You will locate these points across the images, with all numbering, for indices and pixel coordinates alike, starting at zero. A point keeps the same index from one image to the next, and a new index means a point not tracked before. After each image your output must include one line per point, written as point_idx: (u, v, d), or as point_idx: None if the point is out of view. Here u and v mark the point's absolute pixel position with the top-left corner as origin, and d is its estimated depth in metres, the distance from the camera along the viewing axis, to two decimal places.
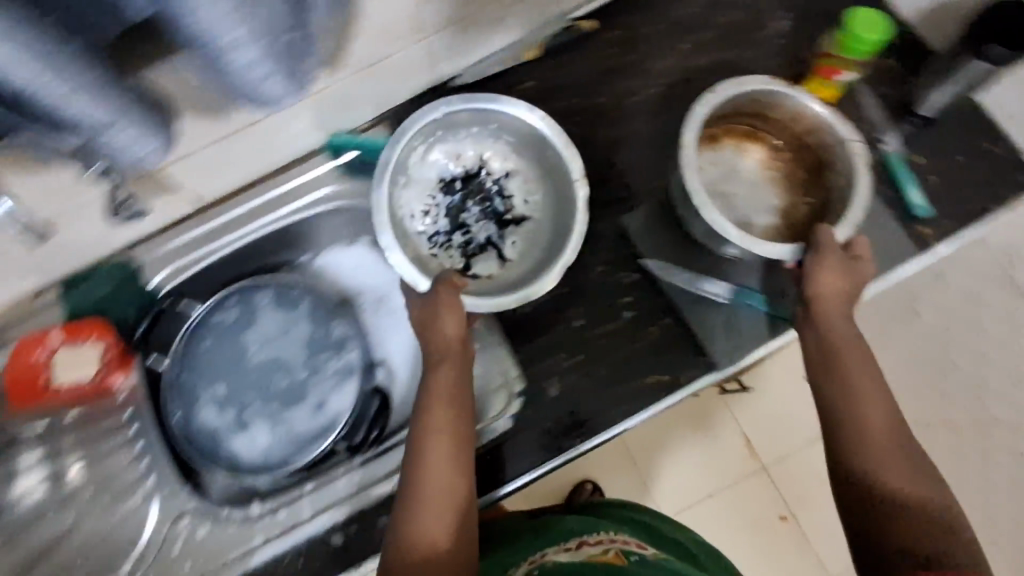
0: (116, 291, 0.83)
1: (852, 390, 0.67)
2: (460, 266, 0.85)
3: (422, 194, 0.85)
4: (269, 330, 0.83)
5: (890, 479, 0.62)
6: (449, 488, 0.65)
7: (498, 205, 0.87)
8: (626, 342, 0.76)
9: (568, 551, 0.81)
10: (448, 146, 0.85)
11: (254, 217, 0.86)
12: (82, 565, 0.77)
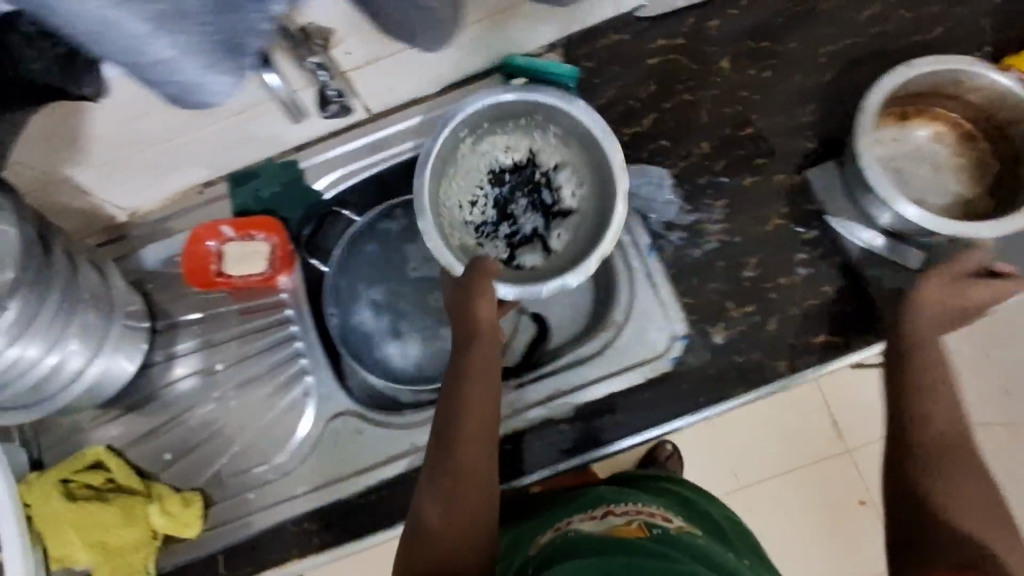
0: (285, 194, 0.84)
1: (935, 376, 0.60)
2: (503, 258, 0.79)
3: (468, 184, 0.81)
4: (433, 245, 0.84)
5: (976, 489, 0.53)
6: (473, 470, 0.62)
7: (548, 197, 0.81)
8: (799, 298, 0.75)
9: (592, 521, 0.60)
10: (499, 137, 0.80)
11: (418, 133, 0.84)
12: (237, 451, 0.80)
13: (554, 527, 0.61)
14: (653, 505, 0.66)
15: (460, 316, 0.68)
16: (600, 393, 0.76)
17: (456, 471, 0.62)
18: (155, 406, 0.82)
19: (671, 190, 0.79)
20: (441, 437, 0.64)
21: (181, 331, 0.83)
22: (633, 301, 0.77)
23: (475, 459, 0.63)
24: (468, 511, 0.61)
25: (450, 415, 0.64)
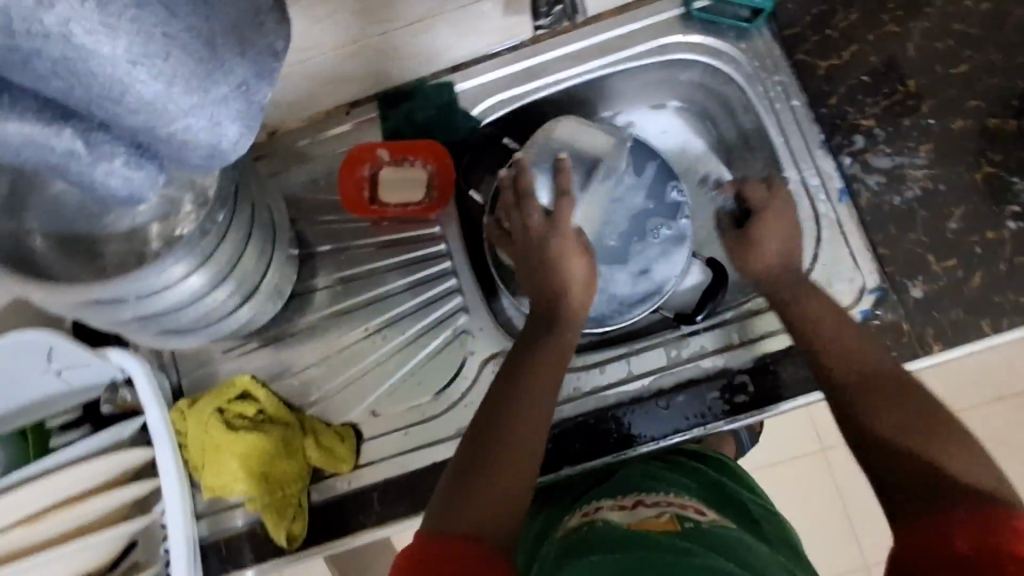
0: (441, 117, 0.79)
1: (831, 352, 0.64)
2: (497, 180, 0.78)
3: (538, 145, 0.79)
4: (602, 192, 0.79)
5: (891, 422, 0.58)
6: (512, 472, 0.58)
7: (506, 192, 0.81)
8: (1008, 254, 0.69)
9: (622, 511, 0.63)
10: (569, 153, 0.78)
11: (589, 57, 0.78)
12: (387, 389, 0.77)
13: (582, 513, 0.66)
14: (612, 488, 0.68)
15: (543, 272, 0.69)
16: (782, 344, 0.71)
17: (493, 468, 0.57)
18: (301, 336, 0.78)
19: (871, 129, 0.73)
20: (479, 438, 0.60)
21: (328, 259, 0.79)
22: (819, 248, 0.73)
23: (519, 462, 0.59)
24: (499, 506, 0.55)
25: (501, 408, 0.62)
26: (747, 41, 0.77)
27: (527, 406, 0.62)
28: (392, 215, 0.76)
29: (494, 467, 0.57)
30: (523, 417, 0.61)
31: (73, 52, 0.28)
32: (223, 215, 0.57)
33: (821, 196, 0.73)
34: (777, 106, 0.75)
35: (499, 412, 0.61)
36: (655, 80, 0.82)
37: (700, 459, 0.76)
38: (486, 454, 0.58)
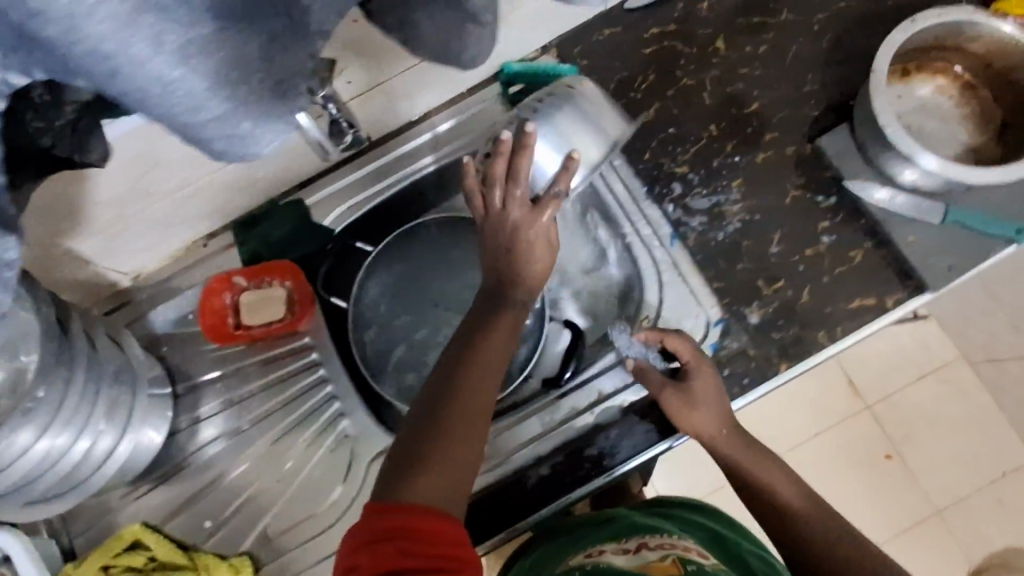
0: (295, 234, 0.82)
1: (766, 487, 0.67)
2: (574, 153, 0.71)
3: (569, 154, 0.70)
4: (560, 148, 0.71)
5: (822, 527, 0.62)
6: (465, 451, 0.53)
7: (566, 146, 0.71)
8: (828, 267, 0.74)
9: (625, 555, 0.69)
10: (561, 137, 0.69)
11: (425, 151, 0.83)
12: (282, 506, 0.77)
13: (590, 554, 0.72)
14: (618, 532, 0.75)
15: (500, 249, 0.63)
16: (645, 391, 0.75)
17: (453, 435, 0.53)
18: (190, 472, 0.78)
19: (688, 175, 0.79)
20: (441, 398, 0.55)
21: (206, 391, 0.80)
22: (664, 290, 0.77)
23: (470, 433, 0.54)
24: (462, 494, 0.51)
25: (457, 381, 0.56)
26: None
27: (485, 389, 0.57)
28: (260, 333, 0.78)
29: (454, 446, 0.52)
30: (480, 394, 0.56)
31: None
32: (42, 390, 0.57)
33: (655, 243, 0.78)
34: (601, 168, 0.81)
35: (457, 389, 0.56)
36: None
37: (676, 519, 0.79)
38: (440, 428, 0.53)
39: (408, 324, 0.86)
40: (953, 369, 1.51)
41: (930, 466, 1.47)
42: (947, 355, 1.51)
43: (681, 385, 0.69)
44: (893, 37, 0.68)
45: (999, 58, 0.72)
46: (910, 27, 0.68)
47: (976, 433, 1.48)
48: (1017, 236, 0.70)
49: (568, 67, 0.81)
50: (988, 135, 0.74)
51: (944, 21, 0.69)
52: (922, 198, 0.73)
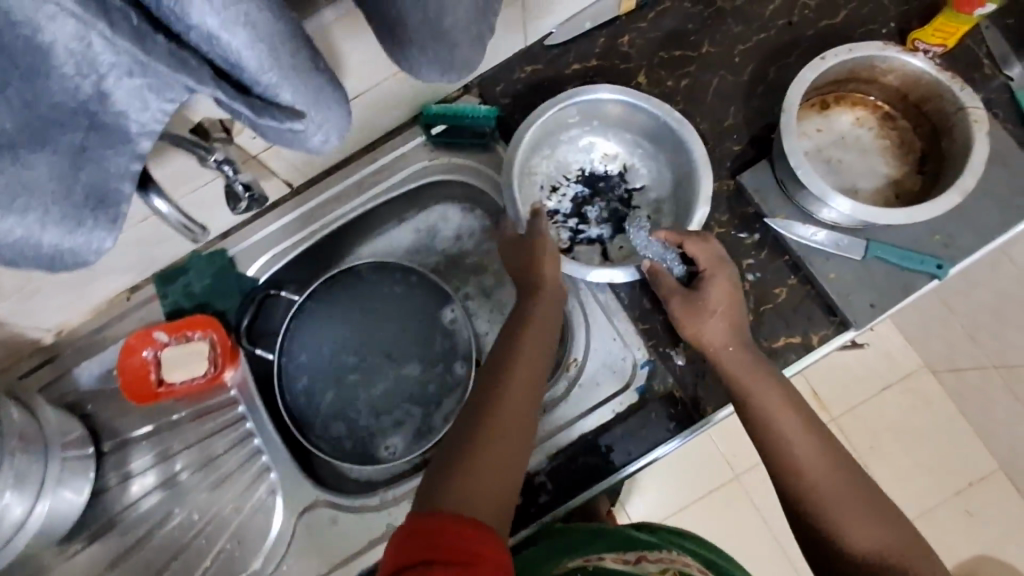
0: (219, 285, 0.81)
1: (778, 434, 0.59)
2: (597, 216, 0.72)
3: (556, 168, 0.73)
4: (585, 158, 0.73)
5: (834, 488, 0.56)
6: (499, 464, 0.53)
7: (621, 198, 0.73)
8: (753, 304, 0.74)
9: (624, 562, 0.61)
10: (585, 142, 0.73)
11: (350, 195, 0.83)
12: (211, 564, 0.76)
13: (583, 558, 0.63)
14: (614, 544, 0.66)
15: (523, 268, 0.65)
16: (572, 437, 0.73)
17: (488, 440, 0.53)
18: (116, 532, 0.77)
19: None
20: (478, 407, 0.56)
21: (133, 447, 0.79)
22: (591, 333, 0.77)
23: (506, 446, 0.54)
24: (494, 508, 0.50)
25: (490, 392, 0.57)
26: (490, 154, 0.82)
27: (518, 393, 0.57)
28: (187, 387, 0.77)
29: (493, 464, 0.52)
30: (513, 400, 0.56)
31: None
32: None
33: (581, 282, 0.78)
34: None
35: (488, 395, 0.57)
36: (425, 199, 0.86)
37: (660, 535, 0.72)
38: (473, 437, 0.54)
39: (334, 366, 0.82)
40: (920, 379, 1.46)
41: (900, 476, 1.42)
42: (911, 364, 1.47)
43: (691, 296, 0.64)
44: (801, 76, 0.68)
45: (913, 91, 0.71)
46: (820, 63, 0.68)
47: (943, 443, 1.43)
48: (938, 271, 0.70)
49: (488, 109, 0.80)
50: (907, 168, 0.73)
51: (852, 56, 0.69)
52: (843, 233, 0.73)
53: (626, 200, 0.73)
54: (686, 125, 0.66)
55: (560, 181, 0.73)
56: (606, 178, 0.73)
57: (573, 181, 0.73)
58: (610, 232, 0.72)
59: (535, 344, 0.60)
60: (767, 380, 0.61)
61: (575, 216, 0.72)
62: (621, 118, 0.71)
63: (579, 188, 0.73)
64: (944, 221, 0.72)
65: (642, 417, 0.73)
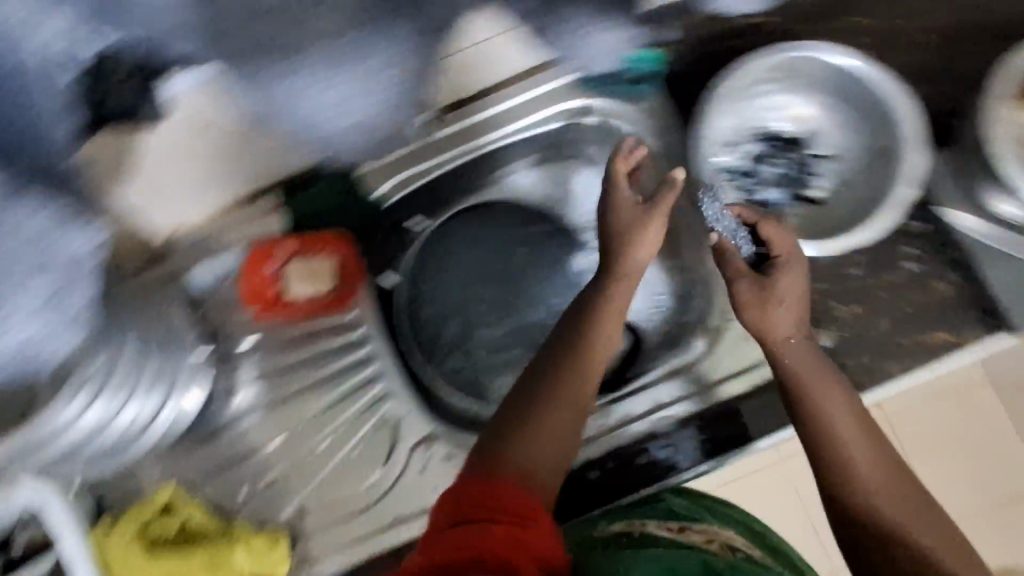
0: (346, 204, 0.77)
1: (832, 441, 0.58)
2: (769, 178, 0.73)
3: (736, 123, 0.72)
4: (764, 117, 0.73)
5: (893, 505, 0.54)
6: (547, 449, 0.58)
7: (799, 166, 0.73)
8: (907, 295, 0.71)
9: (669, 530, 0.61)
10: (772, 100, 0.72)
11: (490, 127, 0.78)
12: (318, 484, 0.76)
13: (626, 525, 0.63)
14: (660, 511, 0.66)
15: (619, 233, 0.65)
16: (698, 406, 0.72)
17: (529, 432, 0.58)
18: (222, 441, 0.76)
19: (772, 180, 0.73)
20: (548, 390, 0.60)
21: (243, 359, 0.77)
22: (731, 302, 0.74)
23: (562, 424, 0.59)
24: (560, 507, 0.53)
25: (554, 371, 0.61)
26: (643, 103, 0.78)
27: (570, 376, 0.60)
28: (303, 310, 0.77)
29: (479, 469, 0.55)
30: (567, 385, 0.60)
31: None
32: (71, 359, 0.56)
33: None
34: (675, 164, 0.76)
35: (535, 403, 0.59)
36: (565, 140, 0.81)
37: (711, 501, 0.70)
38: (507, 428, 0.58)
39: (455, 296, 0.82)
40: None
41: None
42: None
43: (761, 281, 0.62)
44: (1016, 59, 0.64)
45: None
46: None
47: None
48: None
49: (656, 53, 0.76)
50: None
51: None
52: None
53: (803, 167, 0.73)
54: (900, 97, 0.64)
55: (740, 137, 0.73)
56: (787, 142, 0.73)
57: (753, 140, 0.73)
58: (782, 198, 0.73)
59: (597, 348, 0.62)
60: (840, 389, 0.60)
61: (752, 174, 0.73)
62: (822, 82, 0.69)
63: (759, 147, 0.73)
64: None
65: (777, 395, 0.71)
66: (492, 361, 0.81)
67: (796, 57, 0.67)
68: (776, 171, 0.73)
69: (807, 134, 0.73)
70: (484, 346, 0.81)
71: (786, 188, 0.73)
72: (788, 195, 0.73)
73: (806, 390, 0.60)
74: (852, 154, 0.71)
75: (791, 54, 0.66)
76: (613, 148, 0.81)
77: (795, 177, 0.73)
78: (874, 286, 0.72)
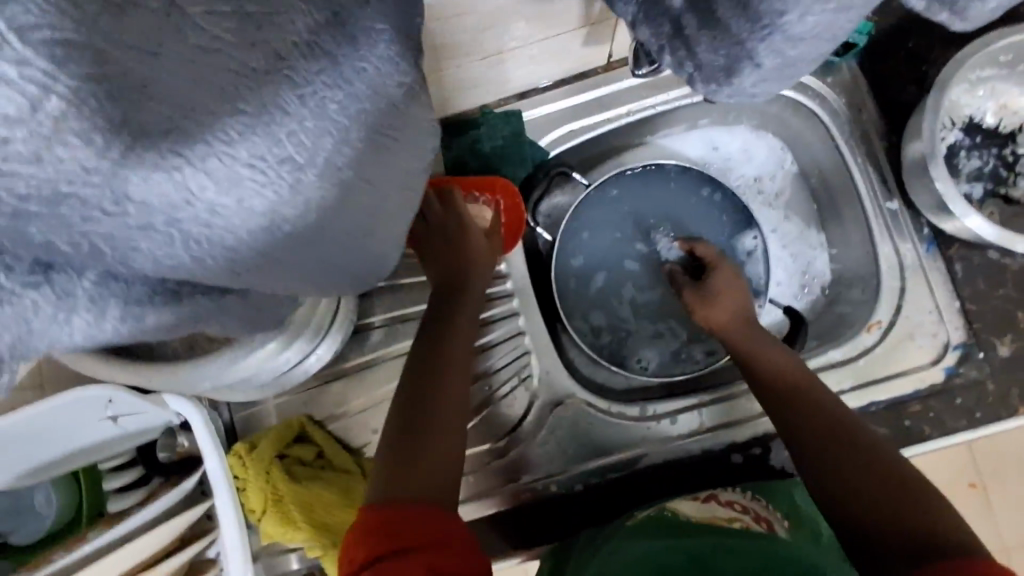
0: (509, 148, 0.73)
1: (824, 441, 0.53)
2: (971, 170, 0.68)
3: (947, 106, 0.67)
4: (972, 104, 0.68)
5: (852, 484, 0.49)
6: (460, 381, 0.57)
7: (1006, 162, 0.68)
8: None
9: (692, 501, 0.62)
10: (987, 87, 0.67)
11: (667, 85, 0.74)
12: None
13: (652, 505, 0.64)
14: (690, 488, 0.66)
15: (450, 247, 0.64)
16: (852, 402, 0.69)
17: (433, 386, 0.56)
18: (355, 376, 0.75)
19: (974, 174, 0.68)
20: (429, 355, 0.58)
21: (385, 297, 0.75)
22: (903, 298, 0.70)
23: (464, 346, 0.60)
24: (443, 420, 0.54)
25: (429, 346, 0.59)
26: (834, 76, 0.72)
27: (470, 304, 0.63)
28: (417, 245, 0.66)
29: (403, 401, 0.55)
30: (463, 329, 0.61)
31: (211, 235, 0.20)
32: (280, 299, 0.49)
33: (906, 239, 0.70)
34: (860, 146, 0.72)
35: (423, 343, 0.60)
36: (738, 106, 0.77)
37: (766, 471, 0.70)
38: (419, 384, 0.56)
39: (601, 257, 0.81)
40: None
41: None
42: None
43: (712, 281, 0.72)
44: None
45: None
46: None
47: None
48: None
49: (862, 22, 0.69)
50: None
51: None
52: None
53: (1009, 162, 0.68)
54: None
55: (946, 123, 0.67)
56: (994, 135, 0.68)
57: (958, 129, 0.68)
58: (982, 194, 0.67)
59: (451, 347, 0.59)
60: (778, 353, 0.63)
61: (950, 164, 0.68)
62: None
63: (963, 136, 0.68)
64: None
65: (944, 400, 0.68)
66: (633, 325, 0.80)
67: None
68: (980, 165, 0.68)
69: (1019, 129, 0.68)
70: (628, 309, 0.81)
71: (988, 184, 0.67)
72: (984, 192, 0.67)
73: (746, 343, 0.65)
74: None
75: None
76: (786, 121, 0.78)
77: (999, 173, 0.67)
78: None
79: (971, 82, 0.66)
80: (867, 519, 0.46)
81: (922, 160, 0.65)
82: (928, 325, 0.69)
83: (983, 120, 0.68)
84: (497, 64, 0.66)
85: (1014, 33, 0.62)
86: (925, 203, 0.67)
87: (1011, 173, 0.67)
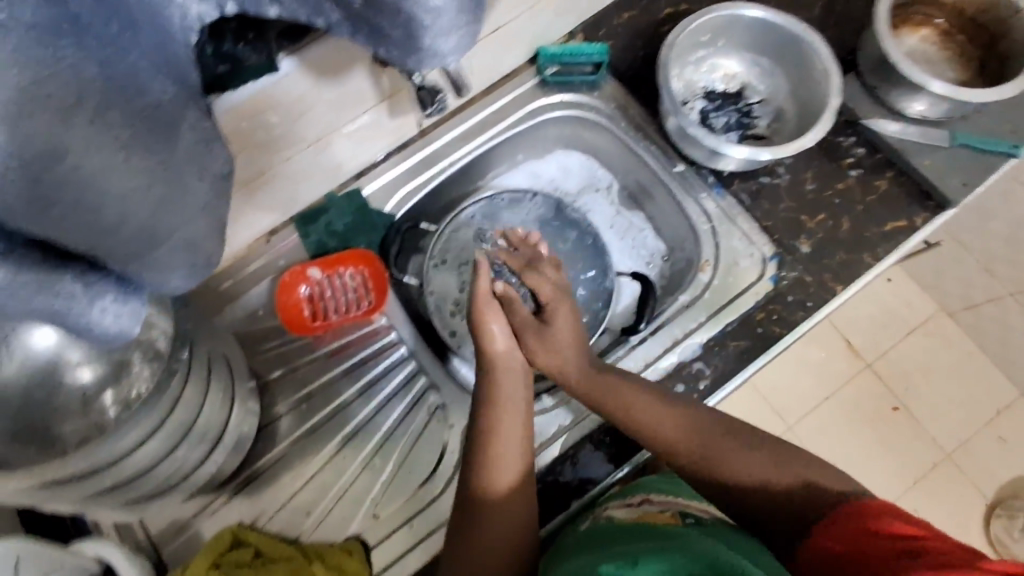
0: (358, 222, 0.83)
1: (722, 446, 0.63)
2: (721, 124, 0.85)
3: (684, 85, 0.85)
4: (701, 79, 0.86)
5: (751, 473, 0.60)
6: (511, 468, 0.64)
7: (744, 111, 0.85)
8: (860, 197, 0.83)
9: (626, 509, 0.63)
10: (708, 63, 0.85)
11: (473, 135, 0.87)
12: (380, 490, 0.76)
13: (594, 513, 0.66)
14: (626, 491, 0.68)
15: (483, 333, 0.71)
16: (706, 333, 0.79)
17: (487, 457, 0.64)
18: (275, 470, 0.77)
19: (724, 127, 0.85)
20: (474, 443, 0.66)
21: (284, 385, 0.79)
22: (717, 236, 0.84)
23: (516, 399, 0.68)
24: (504, 521, 0.62)
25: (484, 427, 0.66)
26: (599, 90, 0.89)
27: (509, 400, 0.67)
28: (319, 308, 0.80)
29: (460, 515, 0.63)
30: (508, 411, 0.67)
31: (62, 301, 0.33)
32: (165, 387, 0.58)
33: (699, 192, 0.85)
34: (637, 134, 0.88)
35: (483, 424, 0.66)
36: (538, 134, 0.92)
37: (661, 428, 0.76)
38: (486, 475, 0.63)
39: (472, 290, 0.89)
40: (936, 323, 1.49)
41: (936, 414, 1.43)
42: (926, 310, 1.50)
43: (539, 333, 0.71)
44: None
45: (970, 4, 0.83)
46: None
47: (965, 376, 1.45)
48: (1014, 149, 0.81)
49: (599, 46, 0.86)
50: (970, 69, 0.84)
51: None
52: (926, 129, 0.83)
53: (747, 111, 0.85)
54: (811, 34, 0.77)
55: (688, 97, 0.85)
56: (728, 96, 0.86)
57: (700, 98, 0.85)
58: (736, 138, 0.84)
59: (509, 415, 0.66)
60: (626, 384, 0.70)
61: (705, 125, 0.84)
62: (747, 38, 0.83)
63: (706, 103, 0.85)
64: (1005, 112, 0.84)
65: (780, 302, 0.79)
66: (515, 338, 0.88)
67: (720, 18, 0.80)
68: (726, 119, 0.85)
69: (744, 83, 0.85)
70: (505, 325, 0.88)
71: (737, 131, 0.84)
72: (738, 137, 0.84)
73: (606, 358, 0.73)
74: (785, 91, 0.83)
75: (717, 17, 0.80)
76: (582, 137, 0.94)
77: (741, 120, 0.85)
78: (831, 196, 0.83)
79: (694, 63, 0.85)
80: (762, 509, 0.58)
81: (678, 127, 0.80)
82: (744, 251, 0.82)
83: (714, 87, 0.86)
84: (323, 151, 0.77)
85: (703, 20, 0.80)
86: (699, 158, 0.82)
87: (750, 119, 0.85)
